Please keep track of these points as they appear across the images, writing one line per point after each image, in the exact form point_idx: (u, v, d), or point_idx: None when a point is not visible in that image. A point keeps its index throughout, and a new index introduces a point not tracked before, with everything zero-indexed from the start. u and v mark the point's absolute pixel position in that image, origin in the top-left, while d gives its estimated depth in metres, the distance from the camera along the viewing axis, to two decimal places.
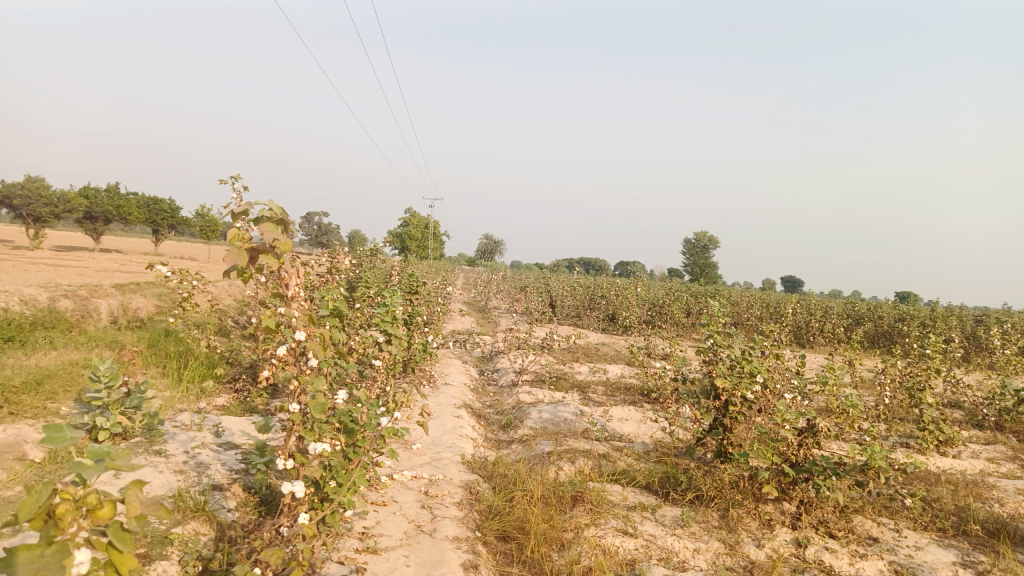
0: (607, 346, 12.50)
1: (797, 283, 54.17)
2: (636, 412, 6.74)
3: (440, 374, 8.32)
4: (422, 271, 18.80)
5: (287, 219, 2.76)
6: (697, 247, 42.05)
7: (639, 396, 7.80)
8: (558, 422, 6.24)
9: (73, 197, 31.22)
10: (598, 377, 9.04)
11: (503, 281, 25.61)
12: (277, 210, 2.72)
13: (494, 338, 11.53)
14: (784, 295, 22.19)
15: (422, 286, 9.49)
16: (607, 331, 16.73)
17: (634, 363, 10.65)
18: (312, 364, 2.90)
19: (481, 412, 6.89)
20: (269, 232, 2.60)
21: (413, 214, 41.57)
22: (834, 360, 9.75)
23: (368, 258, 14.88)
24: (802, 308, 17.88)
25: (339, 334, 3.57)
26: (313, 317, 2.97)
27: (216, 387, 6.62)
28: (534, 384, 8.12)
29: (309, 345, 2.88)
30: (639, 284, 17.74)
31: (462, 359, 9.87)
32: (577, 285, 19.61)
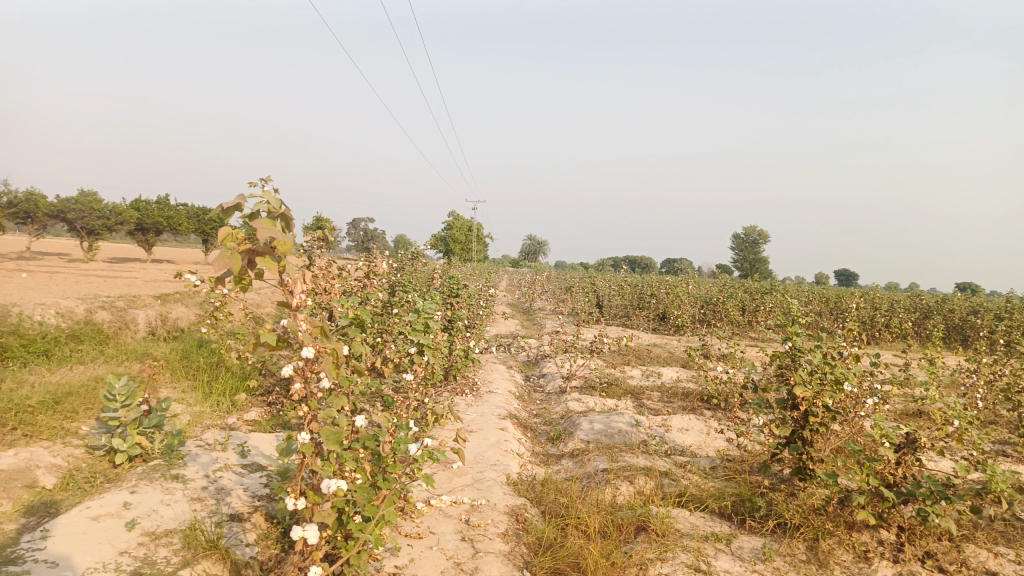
0: (659, 347, 11.90)
1: (851, 276, 52.37)
2: (697, 421, 6.16)
3: (484, 381, 7.87)
4: (465, 274, 18.43)
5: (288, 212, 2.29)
6: (746, 243, 40.92)
7: (699, 403, 7.19)
8: (613, 433, 5.72)
9: (124, 211, 31.86)
10: (652, 382, 8.46)
11: (548, 282, 25.11)
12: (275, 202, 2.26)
13: (540, 342, 11.04)
14: (844, 290, 21.16)
15: (464, 289, 9.06)
16: (657, 331, 16.08)
17: (690, 366, 10.02)
18: (324, 386, 2.41)
19: (528, 423, 6.40)
20: (266, 229, 2.13)
21: (456, 217, 41.39)
22: (910, 359, 8.98)
23: (409, 262, 14.54)
24: (865, 302, 16.93)
25: (360, 345, 3.09)
26: (326, 329, 2.48)
27: (249, 400, 6.28)
28: (584, 391, 7.58)
29: (320, 363, 2.39)
30: (689, 281, 17.04)
31: (507, 364, 9.41)
32: (625, 283, 18.99)
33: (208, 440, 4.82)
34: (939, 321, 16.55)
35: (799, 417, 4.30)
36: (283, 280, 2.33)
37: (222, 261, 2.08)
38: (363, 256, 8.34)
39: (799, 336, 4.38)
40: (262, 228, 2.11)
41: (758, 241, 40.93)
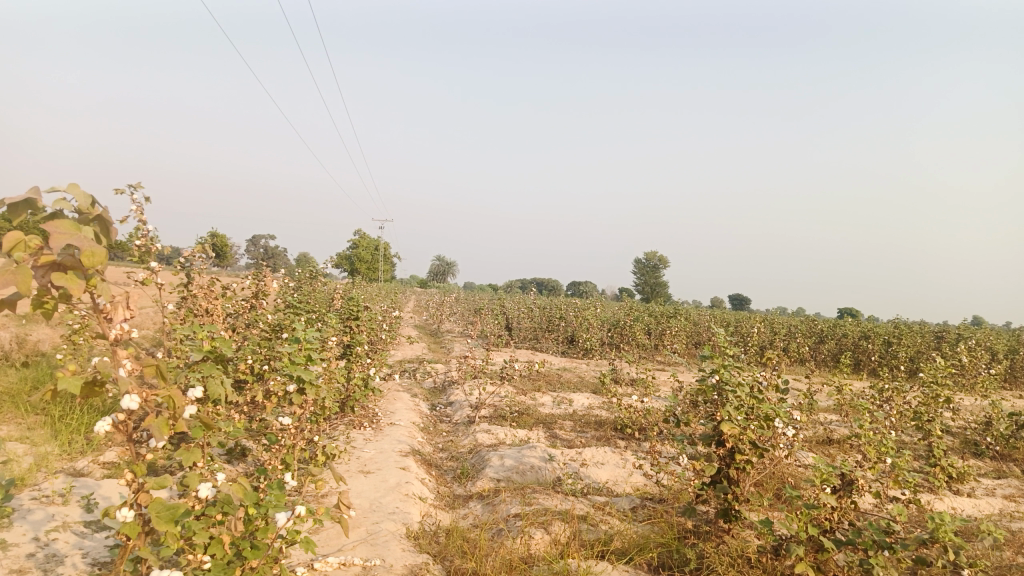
0: (569, 372, 11.61)
1: (745, 300, 54.67)
2: (613, 454, 5.81)
3: (385, 412, 7.28)
4: (369, 295, 17.63)
5: (104, 216, 1.73)
6: (648, 267, 41.99)
7: (612, 433, 6.87)
8: (524, 470, 5.27)
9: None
10: (564, 410, 8.10)
11: (455, 303, 24.57)
12: (87, 202, 1.69)
13: (446, 367, 10.50)
14: (743, 314, 21.75)
15: (365, 310, 8.44)
16: (566, 354, 15.84)
17: (601, 393, 9.73)
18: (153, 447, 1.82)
19: (432, 459, 5.87)
20: (66, 234, 1.57)
21: (361, 236, 40.28)
22: (815, 385, 9.05)
23: (308, 281, 13.69)
24: (766, 326, 17.37)
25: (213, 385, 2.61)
26: (160, 370, 1.89)
27: (109, 439, 5.44)
28: (493, 421, 7.11)
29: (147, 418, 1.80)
30: (598, 304, 16.94)
31: (411, 392, 8.83)
32: (534, 306, 18.71)
33: (47, 490, 4.01)
34: (833, 346, 17.13)
35: (725, 454, 3.98)
36: (97, 303, 1.75)
37: (7, 280, 1.49)
38: (253, 274, 7.60)
39: (724, 367, 4.08)
40: (60, 232, 1.55)
41: (660, 265, 41.95)
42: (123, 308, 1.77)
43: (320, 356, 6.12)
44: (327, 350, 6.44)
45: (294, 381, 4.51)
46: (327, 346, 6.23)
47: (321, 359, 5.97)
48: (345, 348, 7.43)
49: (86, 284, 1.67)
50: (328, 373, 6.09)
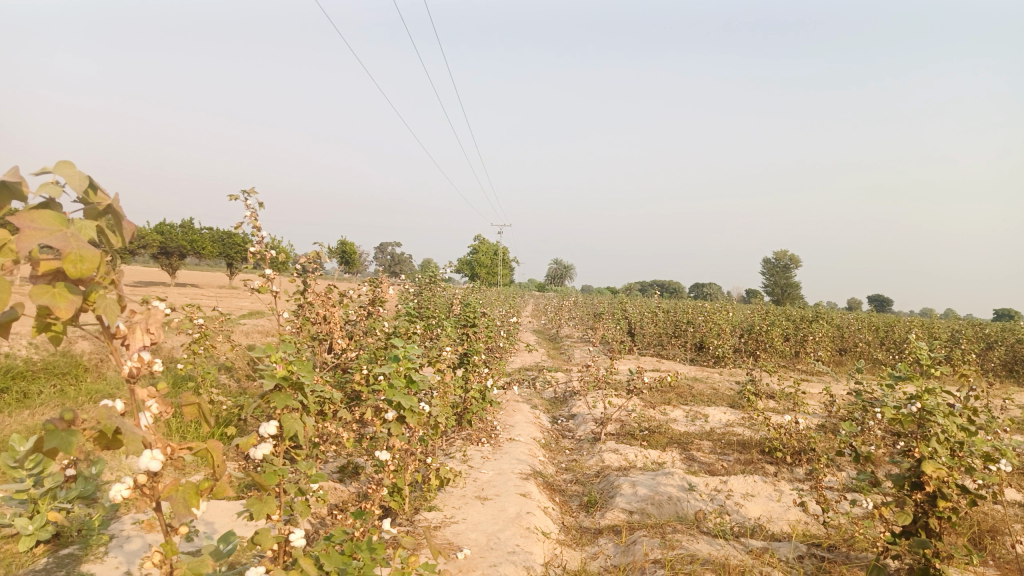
0: (700, 382, 10.75)
1: (886, 300, 50.73)
2: (764, 483, 5.03)
3: (505, 425, 6.82)
4: (489, 300, 17.39)
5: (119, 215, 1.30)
6: (777, 268, 39.73)
7: (758, 457, 6.06)
8: (660, 501, 4.62)
9: (148, 233, 31.42)
10: (698, 427, 7.34)
11: (576, 307, 23.99)
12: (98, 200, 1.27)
13: (568, 376, 9.95)
14: (892, 317, 19.83)
15: (482, 317, 8.04)
16: (694, 362, 14.87)
17: (738, 408, 8.84)
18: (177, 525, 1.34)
19: (556, 482, 5.33)
20: (45, 232, 1.10)
21: (481, 241, 40.58)
22: (996, 400, 7.78)
23: (427, 288, 13.53)
24: (921, 331, 15.63)
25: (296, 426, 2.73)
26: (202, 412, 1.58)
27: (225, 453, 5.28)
28: (621, 439, 6.47)
29: (172, 491, 1.31)
30: (729, 307, 15.84)
31: (531, 403, 8.34)
32: (659, 309, 17.82)
33: (150, 513, 3.81)
34: (1004, 352, 15.12)
35: (923, 499, 3.14)
36: (107, 325, 1.28)
37: None
38: (369, 280, 7.35)
39: (926, 393, 3.19)
40: (36, 229, 1.09)
41: (790, 265, 39.46)
42: (141, 332, 1.30)
43: (434, 368, 5.71)
44: (443, 359, 6.05)
45: (394, 405, 4.07)
46: (441, 355, 5.81)
47: (435, 370, 5.55)
48: (461, 357, 7.03)
49: (84, 300, 1.20)
50: (443, 386, 5.67)
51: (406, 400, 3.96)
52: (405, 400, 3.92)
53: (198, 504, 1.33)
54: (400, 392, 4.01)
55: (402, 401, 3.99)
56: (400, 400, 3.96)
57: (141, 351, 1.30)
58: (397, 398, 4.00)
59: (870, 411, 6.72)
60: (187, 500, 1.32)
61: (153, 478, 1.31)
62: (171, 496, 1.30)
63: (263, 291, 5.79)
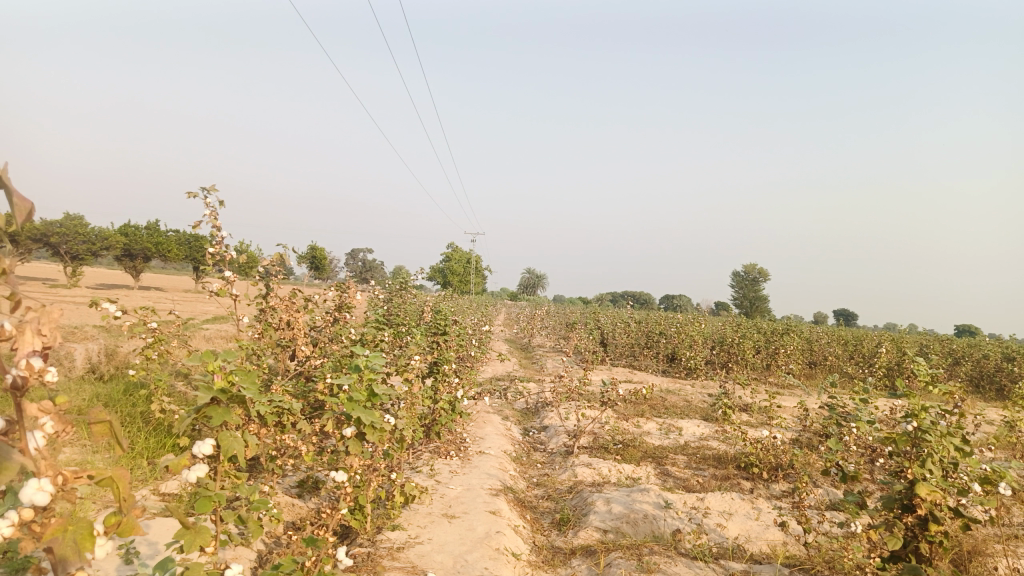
0: (673, 394, 10.62)
1: (852, 314, 51.46)
2: (741, 500, 4.87)
3: (474, 437, 6.59)
4: (460, 308, 17.13)
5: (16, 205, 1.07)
6: (746, 281, 40.03)
7: (733, 473, 5.91)
8: (635, 518, 4.42)
9: (111, 234, 30.61)
10: (673, 441, 7.18)
11: (548, 317, 23.82)
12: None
13: (540, 386, 9.74)
14: (861, 331, 19.98)
15: (452, 325, 7.81)
16: (666, 374, 14.76)
17: (712, 421, 8.70)
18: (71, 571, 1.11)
19: (526, 498, 5.11)
20: None
21: (454, 249, 40.30)
22: (969, 416, 7.75)
23: (397, 295, 13.25)
24: (890, 345, 15.72)
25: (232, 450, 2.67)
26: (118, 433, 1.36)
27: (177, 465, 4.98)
28: (594, 453, 6.28)
29: (63, 530, 1.08)
30: (701, 319, 15.79)
31: (502, 414, 8.12)
32: (631, 320, 17.72)
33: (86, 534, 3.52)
34: (970, 368, 15.27)
35: (915, 522, 2.99)
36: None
37: None
38: (335, 285, 7.07)
39: (922, 411, 3.04)
40: None
41: (758, 279, 39.80)
42: (30, 335, 1.08)
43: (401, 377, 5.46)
44: (411, 368, 5.81)
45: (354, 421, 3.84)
46: (408, 363, 5.55)
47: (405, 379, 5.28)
48: (429, 366, 6.79)
49: None
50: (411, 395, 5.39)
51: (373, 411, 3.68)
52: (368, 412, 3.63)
53: (93, 546, 1.09)
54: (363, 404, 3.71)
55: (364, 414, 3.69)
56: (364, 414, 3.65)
57: (30, 358, 1.08)
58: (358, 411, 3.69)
59: (846, 425, 6.61)
60: (80, 543, 1.09)
61: (38, 514, 1.08)
62: (58, 537, 1.07)
63: (221, 294, 5.49)
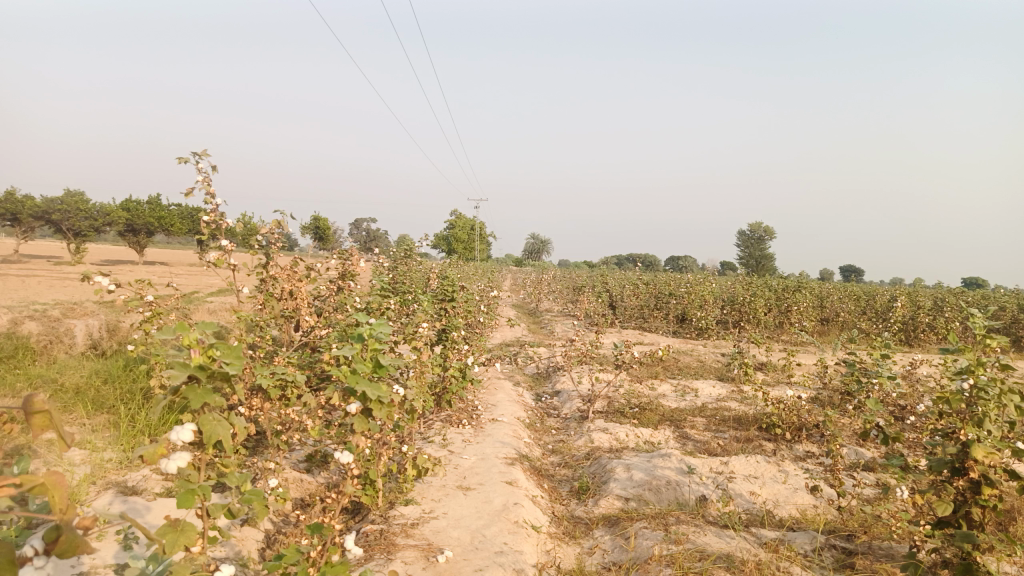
0: (686, 355, 10.43)
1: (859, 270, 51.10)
2: (766, 464, 4.69)
3: (486, 404, 6.41)
4: (466, 274, 16.91)
5: None
6: (753, 239, 39.65)
7: (755, 435, 5.72)
8: (658, 485, 4.24)
9: (112, 210, 30.34)
10: (689, 403, 7.00)
11: (554, 281, 23.58)
12: None
13: (550, 350, 9.55)
14: (872, 287, 19.72)
15: (460, 291, 7.59)
16: (677, 335, 14.58)
17: (728, 382, 8.52)
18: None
19: (543, 466, 4.94)
20: None
21: (458, 216, 39.95)
22: None
23: (403, 262, 13.02)
24: (903, 300, 15.48)
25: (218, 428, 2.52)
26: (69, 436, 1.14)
27: None
28: (610, 417, 6.10)
29: None
30: (711, 279, 15.55)
31: (513, 379, 7.94)
32: (639, 281, 17.48)
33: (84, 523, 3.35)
34: (986, 320, 15.03)
35: (965, 486, 2.78)
36: None
37: None
38: (338, 252, 6.84)
39: (979, 367, 2.81)
40: None
41: (765, 237, 39.43)
42: None
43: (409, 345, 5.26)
44: (419, 336, 5.60)
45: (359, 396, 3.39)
46: (416, 331, 5.34)
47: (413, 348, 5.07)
48: (438, 333, 6.59)
49: None
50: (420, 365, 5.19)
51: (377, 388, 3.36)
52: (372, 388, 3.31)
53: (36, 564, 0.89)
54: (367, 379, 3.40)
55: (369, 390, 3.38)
56: (369, 390, 3.33)
57: None
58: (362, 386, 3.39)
59: (869, 383, 6.41)
60: None
61: None
62: None
63: (218, 264, 5.27)
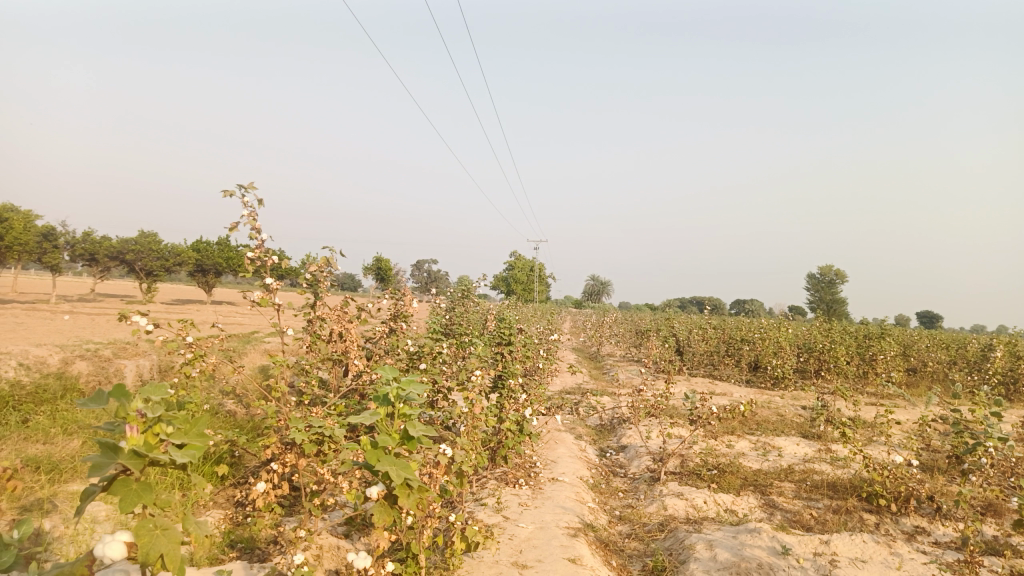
0: (763, 408, 9.63)
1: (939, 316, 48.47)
2: (876, 544, 3.98)
3: (546, 460, 5.87)
4: (526, 317, 16.42)
5: None
6: (823, 283, 38.05)
7: (853, 506, 4.99)
8: (749, 567, 3.60)
9: (184, 250, 31.24)
10: (772, 464, 6.29)
11: (617, 324, 22.86)
12: None
13: (615, 399, 8.94)
14: (962, 335, 18.32)
15: (519, 335, 7.11)
16: (750, 384, 13.69)
17: (812, 440, 7.72)
18: None
19: (610, 537, 4.34)
20: None
21: (518, 258, 39.71)
22: None
23: (461, 304, 12.66)
24: (1002, 350, 14.19)
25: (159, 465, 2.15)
26: None
27: (213, 498, 4.43)
28: (685, 480, 5.47)
29: None
30: (786, 324, 14.64)
31: (576, 431, 7.38)
32: (707, 326, 16.66)
33: None
34: None
35: None
36: None
37: None
38: (390, 291, 6.46)
39: None
40: None
41: (836, 281, 37.80)
42: None
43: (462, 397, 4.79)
44: (473, 384, 5.14)
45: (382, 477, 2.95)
46: (469, 381, 4.87)
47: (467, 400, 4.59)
48: (495, 382, 6.10)
49: None
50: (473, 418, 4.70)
51: (401, 471, 2.91)
52: (394, 473, 2.86)
53: None
54: (393, 460, 2.94)
55: (394, 472, 2.92)
56: (393, 475, 2.89)
57: None
58: (385, 468, 2.93)
59: (985, 447, 5.59)
60: None
61: None
62: None
63: (263, 303, 4.94)
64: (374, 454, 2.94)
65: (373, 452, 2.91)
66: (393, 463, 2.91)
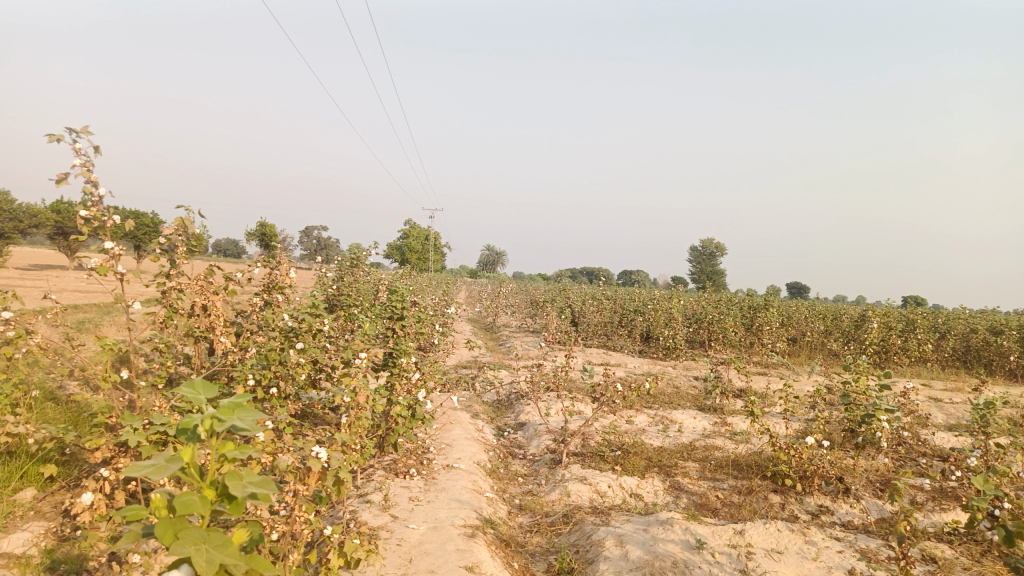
0: (659, 380, 9.57)
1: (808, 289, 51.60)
2: (791, 531, 3.78)
3: (439, 444, 5.40)
4: (420, 286, 15.82)
5: None
6: (705, 256, 39.50)
7: (759, 486, 4.83)
8: (664, 565, 3.27)
9: (42, 211, 28.34)
10: (674, 441, 6.11)
11: (512, 294, 22.65)
12: None
13: (512, 374, 8.58)
14: (836, 306, 19.30)
15: (411, 308, 6.56)
16: (643, 354, 13.73)
17: (709, 413, 7.65)
18: None
19: (512, 533, 3.94)
20: None
21: (412, 226, 38.74)
22: (1001, 400, 6.85)
23: (350, 274, 11.90)
24: (874, 320, 14.94)
25: None
26: None
27: (37, 506, 3.67)
28: (588, 462, 5.14)
29: None
30: (678, 295, 14.81)
31: (473, 409, 6.96)
32: (602, 296, 16.66)
33: None
34: (956, 342, 14.60)
35: None
36: None
37: None
38: (263, 258, 5.69)
39: None
40: None
41: (717, 253, 39.30)
42: None
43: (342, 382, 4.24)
44: (358, 364, 4.56)
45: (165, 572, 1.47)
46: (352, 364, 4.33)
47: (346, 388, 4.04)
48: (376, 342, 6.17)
49: None
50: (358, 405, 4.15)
51: (217, 556, 1.46)
52: (203, 564, 1.43)
53: None
54: (204, 535, 1.51)
55: (204, 557, 1.46)
56: (199, 565, 1.43)
57: None
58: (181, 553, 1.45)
59: (880, 421, 5.59)
60: None
61: None
62: None
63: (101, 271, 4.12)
64: (166, 527, 1.49)
65: (168, 521, 1.49)
66: (201, 542, 1.48)
